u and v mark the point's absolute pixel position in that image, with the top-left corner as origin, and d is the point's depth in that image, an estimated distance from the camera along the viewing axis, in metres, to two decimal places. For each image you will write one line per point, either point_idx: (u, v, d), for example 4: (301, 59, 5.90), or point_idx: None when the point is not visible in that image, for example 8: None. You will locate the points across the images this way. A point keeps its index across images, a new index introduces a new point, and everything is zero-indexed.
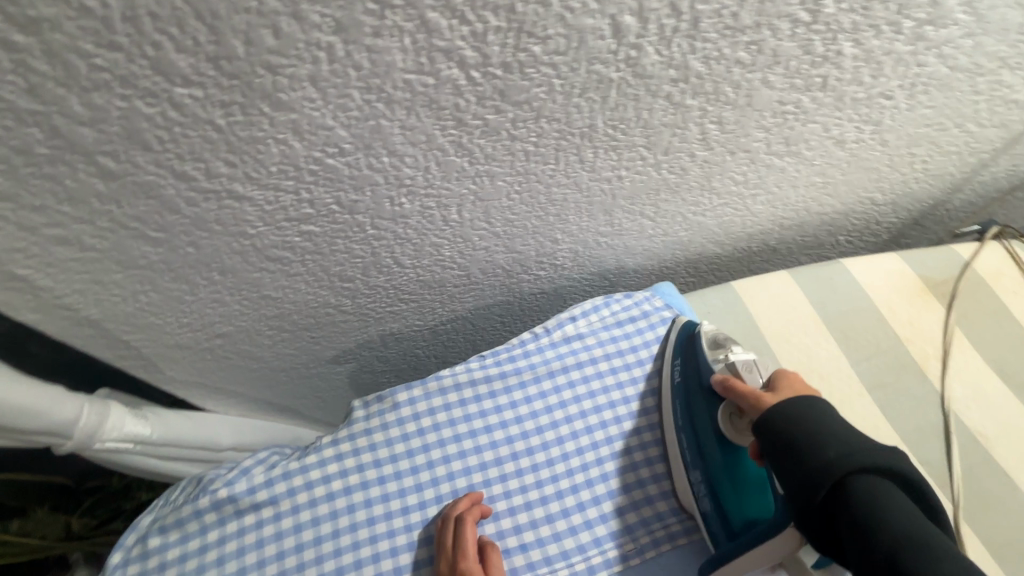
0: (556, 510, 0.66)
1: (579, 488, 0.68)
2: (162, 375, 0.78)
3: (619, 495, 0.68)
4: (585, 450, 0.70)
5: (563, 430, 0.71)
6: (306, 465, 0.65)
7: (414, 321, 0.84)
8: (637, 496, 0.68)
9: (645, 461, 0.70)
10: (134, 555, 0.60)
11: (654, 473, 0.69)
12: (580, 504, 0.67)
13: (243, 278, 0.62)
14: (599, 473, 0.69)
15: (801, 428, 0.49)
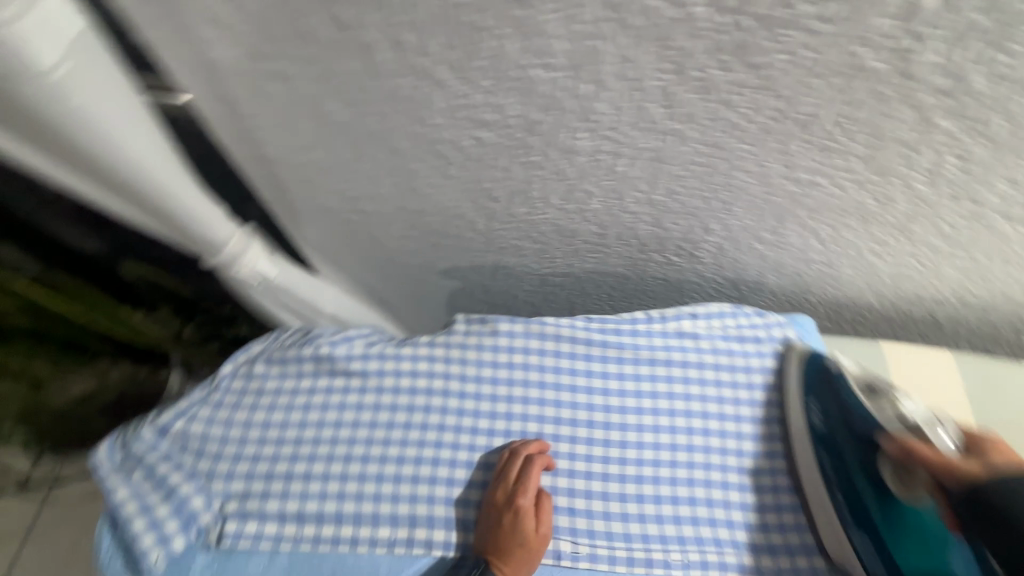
0: (614, 491, 0.64)
1: (644, 480, 0.65)
2: (297, 232, 0.85)
3: (681, 504, 0.64)
4: (663, 448, 0.66)
5: (648, 419, 0.67)
6: (400, 354, 0.66)
7: (530, 263, 0.84)
8: (700, 514, 0.64)
9: (721, 483, 0.65)
10: (241, 372, 0.66)
11: (727, 498, 0.65)
12: (641, 495, 0.64)
13: (404, 163, 0.64)
14: (669, 475, 0.65)
15: (1023, 501, 0.43)
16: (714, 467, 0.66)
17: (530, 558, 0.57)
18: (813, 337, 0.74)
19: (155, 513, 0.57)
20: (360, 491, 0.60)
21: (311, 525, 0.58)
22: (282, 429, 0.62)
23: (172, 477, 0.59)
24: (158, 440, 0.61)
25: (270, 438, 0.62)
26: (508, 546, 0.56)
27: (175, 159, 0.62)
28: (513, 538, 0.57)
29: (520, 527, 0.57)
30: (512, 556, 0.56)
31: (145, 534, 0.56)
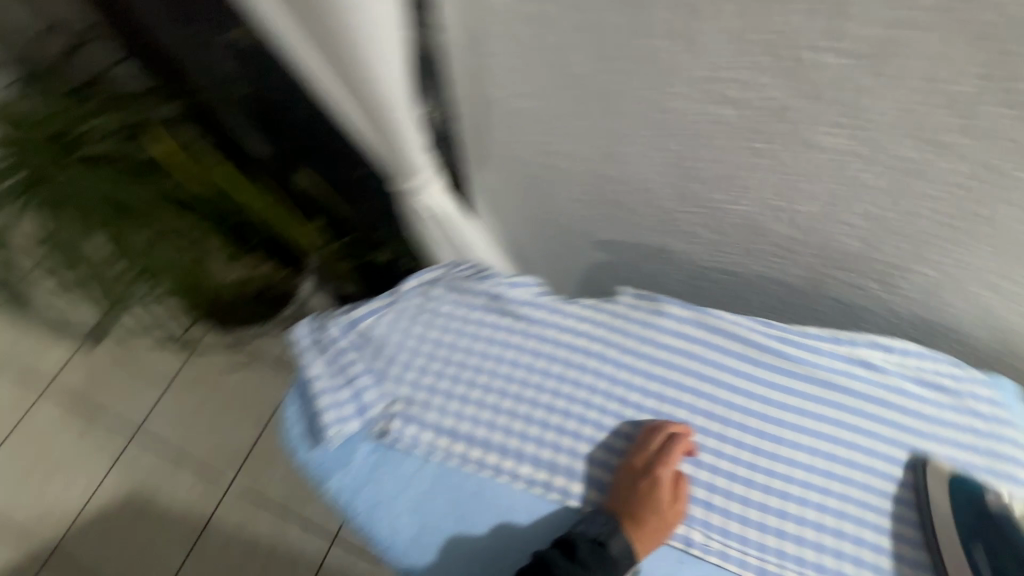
0: (745, 495, 0.64)
1: (783, 497, 0.64)
2: (478, 174, 0.90)
3: (807, 527, 0.63)
4: (809, 470, 0.64)
5: (798, 437, 0.65)
6: (566, 311, 0.69)
7: (699, 254, 0.81)
8: (826, 542, 0.62)
9: (854, 520, 0.63)
10: (421, 292, 0.71)
11: (857, 535, 0.63)
12: (776, 508, 0.64)
13: (617, 127, 0.65)
14: (805, 496, 0.64)
15: None
16: (860, 519, 0.63)
17: (660, 526, 0.61)
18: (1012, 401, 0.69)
19: (339, 394, 0.65)
20: (508, 427, 0.65)
21: (461, 443, 0.65)
22: (450, 352, 0.68)
23: (355, 368, 0.67)
24: (347, 332, 0.69)
25: (438, 356, 0.68)
26: (643, 509, 0.60)
27: (405, 91, 0.67)
28: (649, 502, 0.60)
29: (655, 492, 0.60)
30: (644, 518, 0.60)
31: (331, 411, 0.64)
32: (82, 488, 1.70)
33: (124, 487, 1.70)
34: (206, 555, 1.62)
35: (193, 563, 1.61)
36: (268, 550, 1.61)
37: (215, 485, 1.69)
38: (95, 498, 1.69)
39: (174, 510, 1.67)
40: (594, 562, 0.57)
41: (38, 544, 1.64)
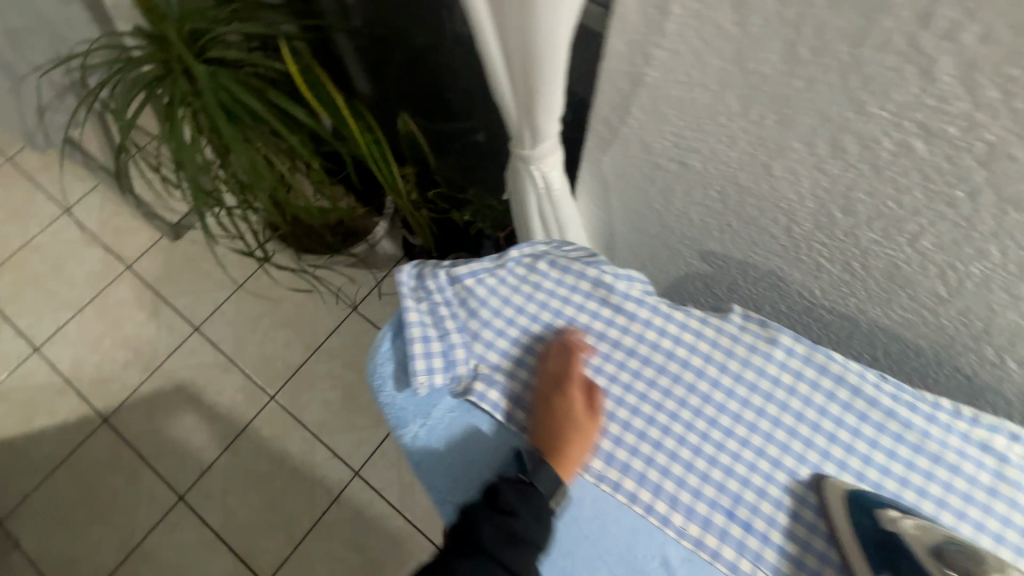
0: (716, 476, 0.63)
1: (749, 484, 0.62)
2: (597, 156, 0.86)
3: (756, 514, 0.61)
4: (782, 465, 0.62)
5: (818, 456, 0.63)
6: (672, 317, 0.67)
7: (812, 288, 0.77)
8: (754, 524, 0.61)
9: (791, 511, 0.61)
10: (525, 262, 0.70)
11: (798, 531, 0.61)
12: (739, 494, 0.62)
13: (781, 138, 0.59)
14: (762, 484, 0.62)
15: None
16: (761, 498, 0.62)
17: (580, 441, 0.62)
18: None
19: (430, 345, 0.65)
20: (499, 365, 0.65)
21: (538, 422, 0.63)
22: (544, 329, 0.67)
23: (448, 322, 0.66)
24: (447, 285, 0.68)
25: (532, 331, 0.67)
26: (558, 427, 0.61)
27: (565, 59, 0.64)
28: (563, 421, 0.62)
29: (563, 409, 0.62)
30: (563, 439, 0.61)
31: (419, 359, 0.63)
32: (141, 369, 1.81)
33: (177, 375, 1.80)
34: (238, 456, 1.71)
35: (226, 460, 1.71)
36: (295, 466, 1.69)
37: (258, 394, 1.78)
38: (150, 380, 1.80)
39: (218, 407, 1.76)
40: (520, 500, 0.58)
41: (95, 409, 1.77)
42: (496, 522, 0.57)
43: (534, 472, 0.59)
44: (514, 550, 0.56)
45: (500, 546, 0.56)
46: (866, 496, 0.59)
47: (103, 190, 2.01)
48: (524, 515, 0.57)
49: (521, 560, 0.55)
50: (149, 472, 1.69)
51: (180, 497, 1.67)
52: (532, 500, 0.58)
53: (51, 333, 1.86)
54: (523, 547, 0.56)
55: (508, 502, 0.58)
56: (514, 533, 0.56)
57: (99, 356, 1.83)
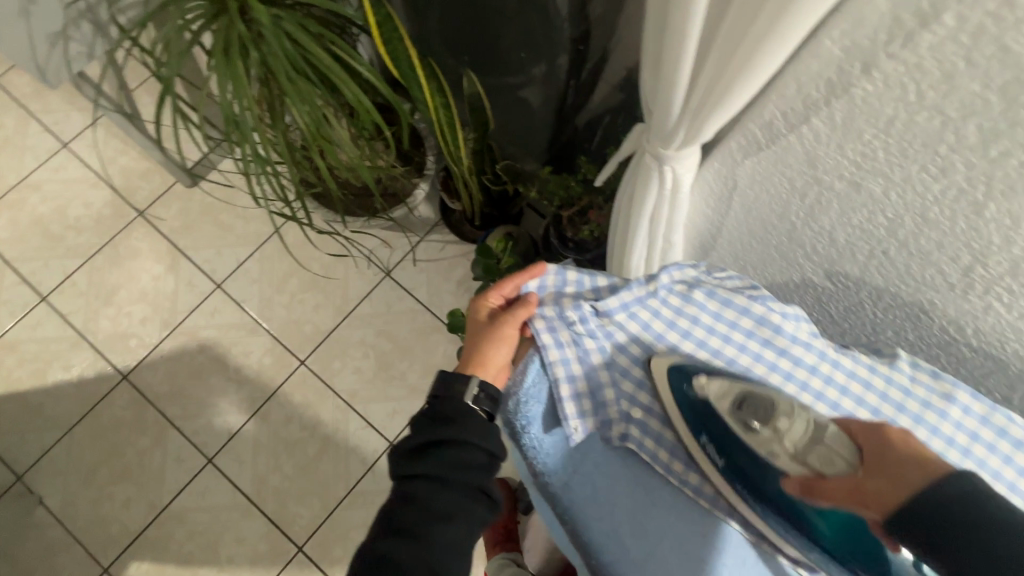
0: (571, 322, 0.60)
1: (589, 324, 0.60)
2: (736, 160, 0.76)
3: (584, 348, 0.60)
4: (633, 314, 0.61)
5: (672, 311, 0.61)
6: (839, 363, 0.62)
7: (960, 323, 0.72)
8: (587, 359, 0.60)
9: (615, 347, 0.61)
10: (679, 289, 0.62)
11: (620, 365, 0.61)
12: (579, 334, 0.60)
13: (1013, 182, 0.53)
14: (603, 328, 0.60)
15: None
16: (597, 336, 0.60)
17: (493, 341, 0.62)
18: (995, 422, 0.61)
19: (576, 385, 0.59)
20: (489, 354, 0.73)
21: (695, 474, 0.61)
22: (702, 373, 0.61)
23: (595, 356, 0.60)
24: (590, 317, 0.60)
25: None
26: (474, 333, 0.64)
27: (777, 65, 0.53)
28: (473, 321, 0.65)
29: (475, 312, 0.66)
30: (475, 344, 0.63)
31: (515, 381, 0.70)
32: (161, 326, 1.71)
33: (200, 334, 1.71)
34: (269, 422, 1.66)
35: (255, 425, 1.66)
36: (328, 435, 1.65)
37: (287, 358, 1.71)
38: (171, 338, 1.71)
39: (246, 370, 1.69)
40: (432, 413, 0.61)
41: (113, 365, 1.68)
42: (408, 445, 0.60)
43: (440, 385, 0.61)
44: (435, 455, 0.58)
45: (426, 460, 0.58)
46: (686, 366, 0.59)
47: (108, 125, 1.82)
48: (429, 426, 0.60)
49: (445, 457, 0.58)
50: (176, 435, 1.64)
51: (209, 461, 1.63)
52: (434, 409, 0.60)
53: (60, 281, 1.73)
54: (442, 447, 0.58)
55: (418, 421, 0.61)
56: (429, 442, 0.59)
57: (115, 310, 1.72)
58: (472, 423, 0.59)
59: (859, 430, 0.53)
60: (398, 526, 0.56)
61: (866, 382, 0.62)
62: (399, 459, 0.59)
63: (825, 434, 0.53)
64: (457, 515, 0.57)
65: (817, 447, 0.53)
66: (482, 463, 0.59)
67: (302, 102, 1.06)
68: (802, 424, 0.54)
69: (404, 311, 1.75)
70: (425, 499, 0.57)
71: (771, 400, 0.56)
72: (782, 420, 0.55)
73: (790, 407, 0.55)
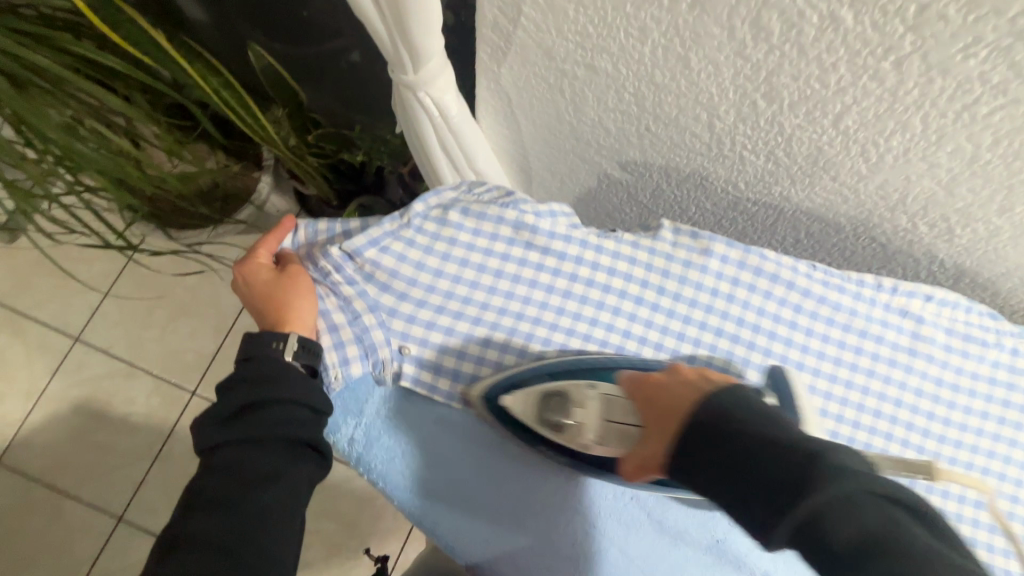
0: (326, 273, 0.59)
1: (344, 274, 0.59)
2: (494, 69, 0.74)
3: (341, 297, 0.59)
4: (386, 251, 0.59)
5: (428, 240, 0.60)
6: (603, 247, 0.62)
7: (737, 182, 0.74)
8: (352, 310, 0.60)
9: (379, 288, 0.59)
10: (432, 216, 0.60)
11: (376, 303, 0.60)
12: (337, 287, 0.59)
13: (694, 27, 0.52)
14: (357, 273, 0.59)
15: None
16: (357, 285, 0.59)
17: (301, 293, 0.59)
18: (754, 259, 0.63)
19: (341, 333, 0.60)
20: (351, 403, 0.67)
21: None
22: (469, 290, 0.60)
23: (357, 302, 0.59)
24: (344, 263, 0.58)
25: (457, 294, 0.60)
26: (266, 293, 0.59)
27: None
28: (260, 289, 0.59)
29: (257, 280, 0.60)
30: (275, 305, 0.58)
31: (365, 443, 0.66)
32: (23, 398, 1.56)
33: (72, 395, 1.58)
34: (174, 463, 1.57)
35: (158, 471, 1.56)
36: None
37: (174, 394, 1.60)
38: (39, 409, 1.56)
39: (133, 418, 1.58)
40: (244, 374, 0.56)
41: None
42: (217, 412, 0.56)
43: (248, 347, 0.57)
44: (248, 418, 0.55)
45: (236, 426, 0.55)
46: (495, 388, 0.60)
47: None
48: (239, 388, 0.56)
49: (258, 418, 0.55)
50: (75, 505, 1.53)
51: (119, 519, 1.53)
52: (245, 372, 0.56)
53: None
54: (255, 410, 0.55)
55: (225, 387, 0.57)
56: (239, 407, 0.55)
57: None
58: (288, 380, 0.55)
59: (635, 389, 0.54)
60: (207, 500, 0.52)
61: (631, 260, 0.63)
62: (207, 428, 0.55)
63: (609, 407, 0.55)
64: (275, 477, 0.54)
65: (608, 425, 0.55)
66: (304, 420, 0.56)
67: (26, 104, 0.90)
68: (595, 404, 0.56)
69: None
70: (238, 466, 0.53)
71: (562, 392, 0.57)
72: (575, 410, 0.56)
73: (582, 395, 0.56)
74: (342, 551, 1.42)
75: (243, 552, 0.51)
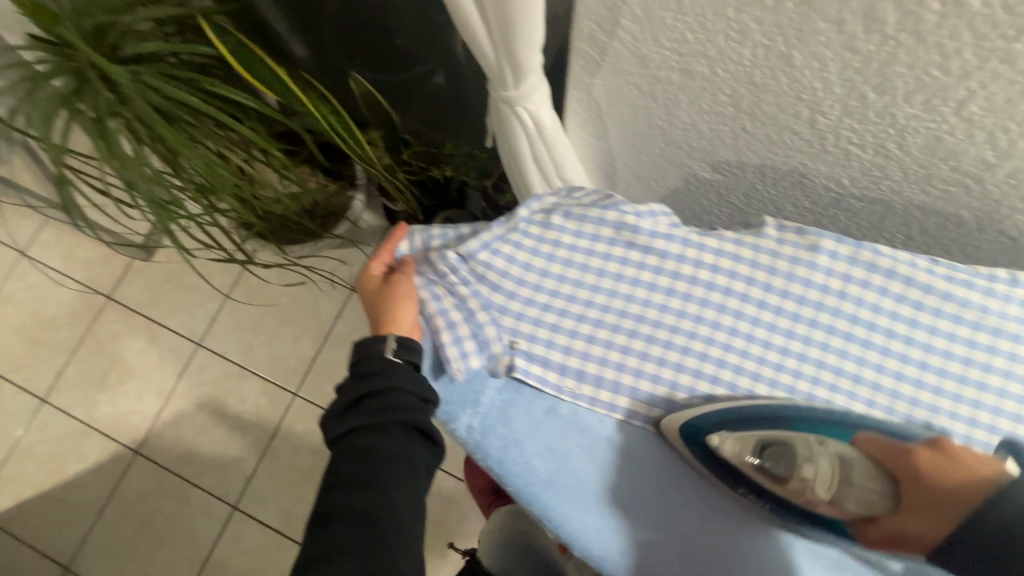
0: (443, 272, 0.62)
1: (459, 275, 0.62)
2: (587, 80, 0.78)
3: (455, 295, 0.62)
4: (497, 252, 0.62)
5: (537, 243, 0.63)
6: (705, 245, 0.62)
7: (839, 178, 0.72)
8: (466, 307, 0.62)
9: (490, 287, 0.62)
10: (536, 220, 0.63)
11: (488, 300, 0.62)
12: (453, 286, 0.62)
13: (797, 25, 0.53)
14: (468, 273, 0.62)
15: None
16: (472, 284, 0.62)
17: (400, 300, 0.64)
18: (869, 254, 0.60)
19: (458, 329, 0.62)
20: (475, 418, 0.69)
21: (606, 391, 0.62)
22: (572, 287, 0.62)
23: (471, 301, 0.62)
24: (459, 264, 0.62)
25: (561, 292, 0.63)
26: (373, 300, 0.65)
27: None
28: (371, 295, 0.66)
29: (370, 287, 0.67)
30: (381, 309, 0.64)
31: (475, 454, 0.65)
32: (156, 395, 1.78)
33: (195, 393, 1.77)
34: (279, 457, 1.72)
35: (265, 464, 1.72)
36: None
37: (280, 394, 1.76)
38: (169, 405, 1.77)
39: (245, 416, 1.75)
40: (358, 372, 0.63)
41: (123, 443, 1.75)
42: (339, 406, 0.63)
43: (358, 350, 0.64)
44: (364, 408, 0.61)
45: (357, 414, 0.61)
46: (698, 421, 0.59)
47: (55, 224, 1.88)
48: (356, 383, 0.63)
49: (373, 406, 0.61)
50: (198, 492, 1.71)
51: (234, 507, 1.69)
52: (358, 368, 0.63)
53: (53, 381, 1.80)
54: (370, 399, 0.61)
55: (344, 384, 0.64)
56: (356, 399, 0.62)
57: (110, 393, 1.79)
58: (394, 370, 0.61)
59: (888, 456, 0.54)
60: (339, 481, 0.58)
61: (734, 257, 0.62)
62: (333, 422, 0.62)
63: (850, 472, 0.54)
64: (393, 459, 0.59)
65: (849, 489, 0.54)
66: (411, 404, 0.60)
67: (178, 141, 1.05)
68: (828, 466, 0.55)
69: None
70: (363, 449, 0.59)
71: (786, 444, 0.56)
72: (806, 467, 0.55)
73: (809, 451, 0.56)
74: (430, 547, 1.49)
75: (378, 521, 0.56)
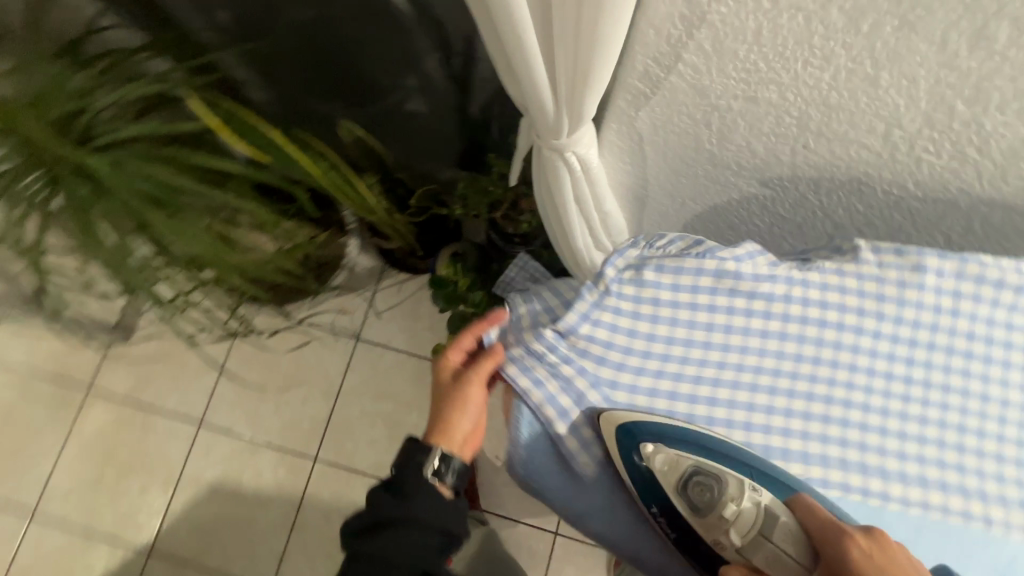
0: (544, 353, 0.57)
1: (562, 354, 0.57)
2: (631, 115, 0.74)
3: (561, 378, 0.57)
4: (599, 322, 0.58)
5: (639, 305, 0.59)
6: (809, 280, 0.59)
7: (902, 181, 0.70)
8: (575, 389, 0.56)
9: (596, 362, 0.58)
10: (628, 278, 0.59)
11: (596, 376, 0.57)
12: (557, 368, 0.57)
13: (892, 48, 0.50)
14: (569, 350, 0.57)
15: None
16: (577, 362, 0.57)
17: (458, 407, 0.63)
18: (976, 267, 0.58)
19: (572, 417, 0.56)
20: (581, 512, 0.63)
21: None
22: (681, 347, 0.58)
23: (579, 381, 0.57)
24: (557, 342, 0.58)
25: (672, 355, 0.58)
26: (439, 392, 0.64)
27: (628, 21, 0.50)
28: (437, 387, 0.65)
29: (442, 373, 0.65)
30: (440, 410, 0.64)
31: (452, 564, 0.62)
32: (162, 486, 1.64)
33: (205, 477, 1.64)
34: (309, 528, 1.61)
35: (294, 539, 1.61)
36: None
37: (298, 462, 1.65)
38: (178, 495, 1.63)
39: (263, 492, 1.63)
40: (385, 492, 0.61)
41: (134, 544, 1.61)
42: (357, 524, 0.61)
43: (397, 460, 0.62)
44: (380, 536, 0.59)
45: (368, 541, 0.59)
46: (638, 423, 0.55)
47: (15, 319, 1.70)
48: (376, 505, 0.61)
49: (386, 540, 0.59)
50: None
51: None
52: (386, 486, 0.61)
53: (42, 492, 1.63)
54: (387, 531, 0.59)
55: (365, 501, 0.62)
56: (375, 523, 0.60)
57: (110, 492, 1.63)
58: (419, 502, 0.60)
59: (826, 532, 0.51)
60: None
61: (840, 289, 0.59)
62: (350, 539, 0.61)
63: (772, 529, 0.52)
64: None
65: (764, 544, 0.52)
66: (431, 545, 0.59)
67: (170, 226, 0.95)
68: (751, 511, 0.52)
69: (391, 366, 1.68)
70: None
71: (716, 477, 0.53)
72: (729, 507, 0.52)
73: (738, 490, 0.52)
74: None
75: None
